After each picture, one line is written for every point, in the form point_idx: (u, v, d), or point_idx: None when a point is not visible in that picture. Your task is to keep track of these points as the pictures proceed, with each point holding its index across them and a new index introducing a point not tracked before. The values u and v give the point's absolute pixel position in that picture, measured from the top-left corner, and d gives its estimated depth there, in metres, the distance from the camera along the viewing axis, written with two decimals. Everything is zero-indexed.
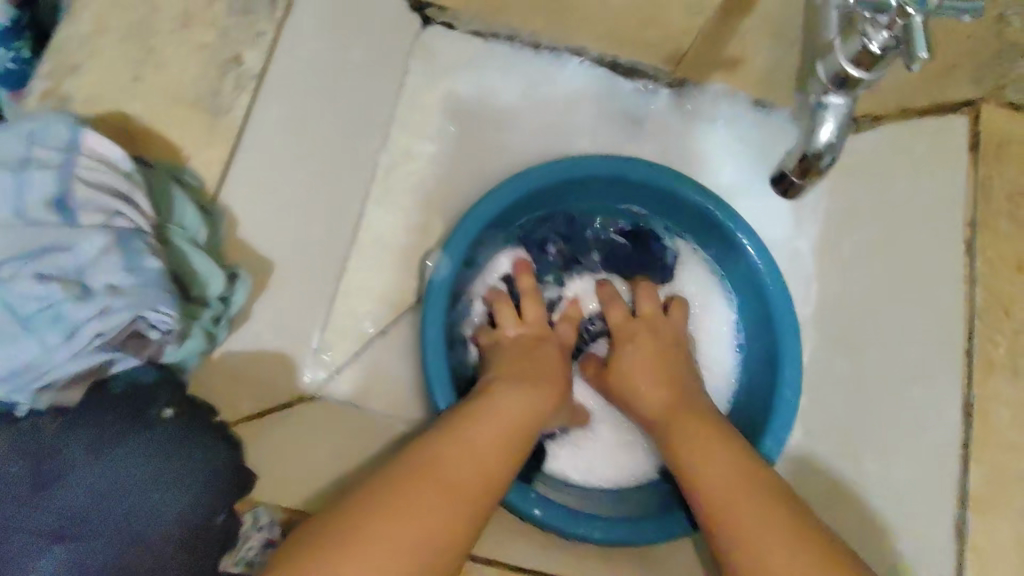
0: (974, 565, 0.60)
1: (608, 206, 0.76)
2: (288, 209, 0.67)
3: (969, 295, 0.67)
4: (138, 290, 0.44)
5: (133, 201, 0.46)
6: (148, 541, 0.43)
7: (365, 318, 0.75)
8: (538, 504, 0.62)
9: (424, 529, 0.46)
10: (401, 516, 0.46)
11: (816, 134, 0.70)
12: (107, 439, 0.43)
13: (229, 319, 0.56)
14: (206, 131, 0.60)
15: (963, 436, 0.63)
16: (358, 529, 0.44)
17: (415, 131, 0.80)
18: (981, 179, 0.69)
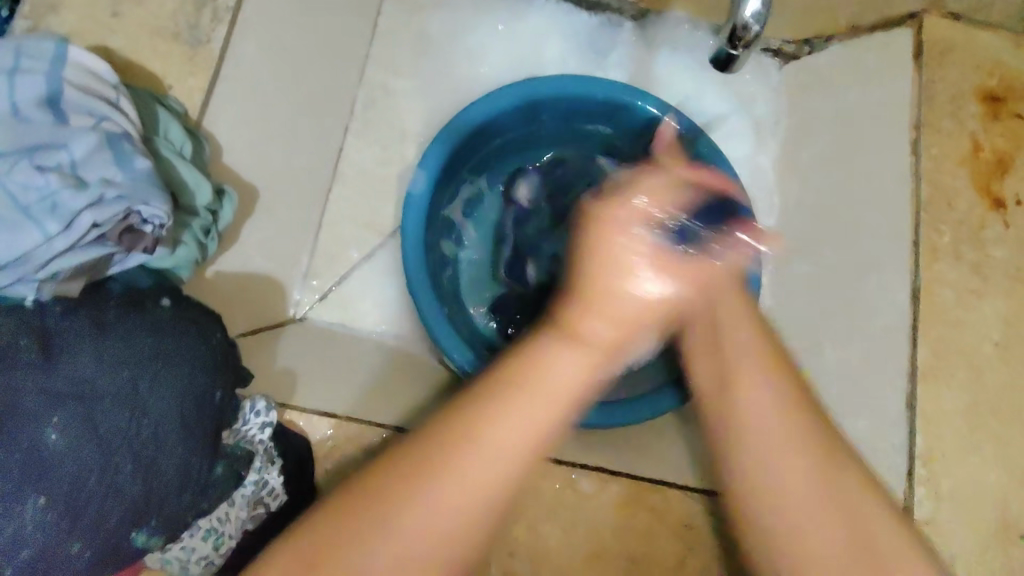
0: (924, 430, 0.65)
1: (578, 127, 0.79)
2: (270, 138, 0.70)
3: (915, 188, 0.72)
4: (131, 186, 0.48)
5: (118, 108, 0.50)
6: (154, 405, 0.45)
7: (349, 245, 0.77)
8: None
9: (531, 435, 0.41)
10: (527, 411, 0.41)
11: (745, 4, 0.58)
12: (110, 322, 0.46)
13: (219, 235, 0.60)
14: (188, 63, 0.64)
15: (911, 316, 0.69)
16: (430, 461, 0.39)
17: (389, 68, 0.83)
18: (924, 83, 0.75)
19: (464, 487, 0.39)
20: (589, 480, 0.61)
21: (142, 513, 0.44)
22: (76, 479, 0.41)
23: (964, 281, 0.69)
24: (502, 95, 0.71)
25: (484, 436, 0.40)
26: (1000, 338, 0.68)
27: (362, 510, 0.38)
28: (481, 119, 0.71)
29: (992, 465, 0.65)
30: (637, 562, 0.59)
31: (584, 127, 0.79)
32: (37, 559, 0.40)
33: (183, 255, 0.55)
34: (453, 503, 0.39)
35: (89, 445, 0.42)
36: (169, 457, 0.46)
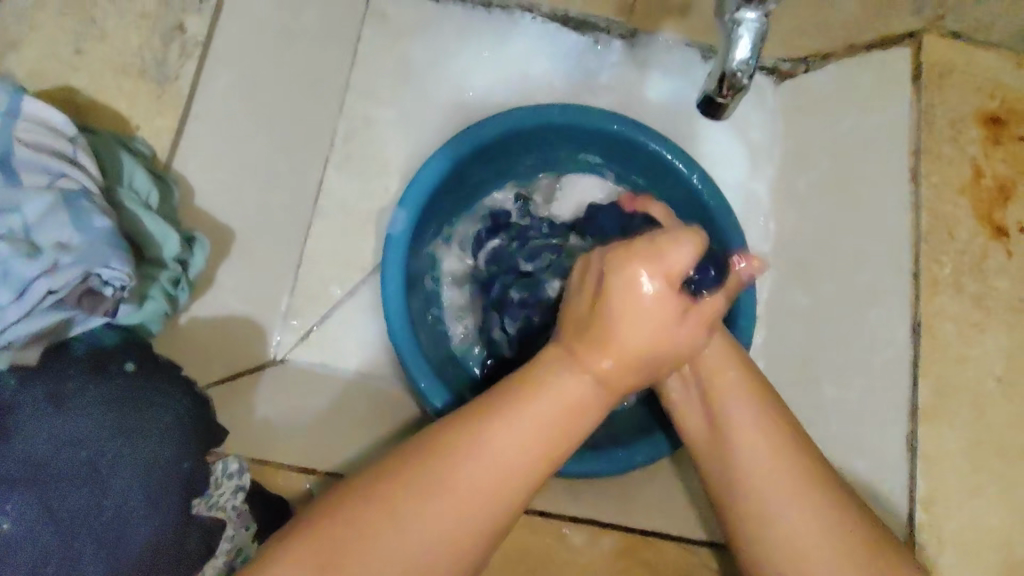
0: (926, 473, 0.63)
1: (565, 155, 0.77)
2: (247, 174, 0.68)
3: (915, 218, 0.69)
4: (88, 249, 0.45)
5: (76, 163, 0.48)
6: (118, 472, 0.43)
7: (330, 282, 0.75)
8: None
9: (518, 457, 0.42)
10: (508, 440, 0.42)
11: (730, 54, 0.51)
12: (69, 392, 0.44)
13: (190, 282, 0.57)
14: (154, 100, 0.61)
15: (912, 353, 0.66)
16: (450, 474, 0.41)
17: (370, 95, 0.80)
18: (924, 106, 0.72)
19: (467, 497, 0.41)
20: (581, 533, 0.58)
21: None
22: (41, 557, 0.40)
23: (966, 315, 0.67)
24: (497, 124, 0.69)
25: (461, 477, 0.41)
26: (1002, 372, 0.66)
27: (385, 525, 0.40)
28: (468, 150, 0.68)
29: (994, 506, 0.63)
30: None
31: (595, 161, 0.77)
32: None
33: (151, 309, 0.52)
34: (443, 522, 0.40)
35: (49, 528, 0.41)
36: (139, 527, 0.43)
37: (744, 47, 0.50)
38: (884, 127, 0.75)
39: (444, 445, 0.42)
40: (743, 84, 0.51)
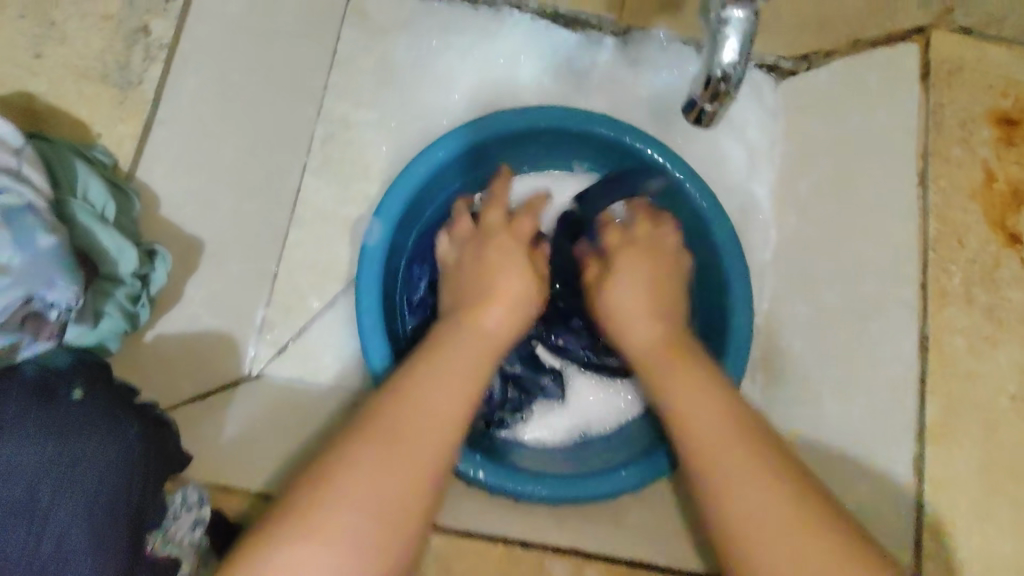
0: (934, 495, 0.60)
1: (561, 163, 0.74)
2: (219, 181, 0.65)
3: (922, 225, 0.66)
4: (30, 272, 0.42)
5: (20, 176, 0.44)
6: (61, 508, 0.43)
7: (308, 295, 0.72)
8: (478, 468, 0.60)
9: (446, 416, 0.49)
10: (439, 396, 0.50)
11: (715, 54, 0.48)
12: (8, 420, 0.43)
13: (152, 300, 0.54)
14: (116, 107, 0.58)
15: (919, 368, 0.63)
16: (377, 432, 0.47)
17: (351, 98, 0.77)
18: (931, 106, 0.68)
19: (410, 448, 0.47)
20: (563, 565, 0.54)
21: None
22: None
23: (977, 329, 0.63)
24: (494, 122, 0.66)
25: (384, 433, 0.47)
26: (1017, 388, 0.62)
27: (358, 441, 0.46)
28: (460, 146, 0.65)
29: (1009, 533, 0.59)
30: None
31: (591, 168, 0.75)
32: None
33: (106, 328, 0.50)
34: (430, 445, 0.47)
35: None
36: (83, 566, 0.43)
37: (732, 47, 0.47)
38: (893, 128, 0.71)
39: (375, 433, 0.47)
40: (732, 89, 0.50)
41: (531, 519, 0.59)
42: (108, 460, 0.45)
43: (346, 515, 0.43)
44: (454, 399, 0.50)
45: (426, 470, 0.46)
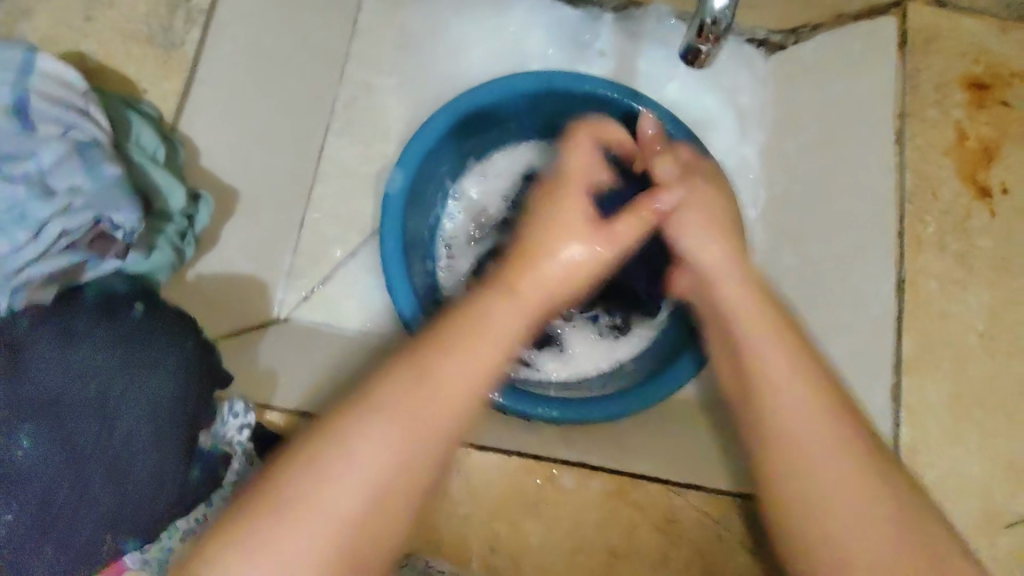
0: (908, 420, 0.66)
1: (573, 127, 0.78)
2: (252, 139, 0.71)
3: (899, 179, 0.71)
4: (97, 197, 0.46)
5: (88, 114, 0.48)
6: (133, 408, 0.44)
7: (333, 244, 0.79)
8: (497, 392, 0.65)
9: (431, 421, 0.46)
10: (447, 370, 0.47)
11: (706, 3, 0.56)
12: (78, 329, 0.44)
13: (196, 238, 0.60)
14: (161, 67, 0.62)
15: (896, 308, 0.68)
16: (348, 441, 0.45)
17: (371, 65, 0.84)
18: (909, 71, 0.74)
19: (373, 461, 0.44)
20: (571, 474, 0.61)
21: (113, 525, 0.43)
22: (55, 492, 0.42)
23: (949, 273, 0.69)
24: (478, 92, 0.70)
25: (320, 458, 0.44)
26: (985, 325, 0.68)
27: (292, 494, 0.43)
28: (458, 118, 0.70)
29: (975, 454, 0.66)
30: (619, 557, 0.60)
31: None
32: (74, 554, 0.43)
33: (161, 260, 0.54)
34: (387, 468, 0.45)
35: (59, 455, 0.42)
36: (166, 452, 0.45)
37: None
38: (872, 91, 0.76)
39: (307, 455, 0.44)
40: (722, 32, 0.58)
41: (540, 439, 0.65)
42: (171, 387, 0.46)
43: (294, 543, 0.42)
44: (477, 357, 0.49)
45: (395, 476, 0.45)
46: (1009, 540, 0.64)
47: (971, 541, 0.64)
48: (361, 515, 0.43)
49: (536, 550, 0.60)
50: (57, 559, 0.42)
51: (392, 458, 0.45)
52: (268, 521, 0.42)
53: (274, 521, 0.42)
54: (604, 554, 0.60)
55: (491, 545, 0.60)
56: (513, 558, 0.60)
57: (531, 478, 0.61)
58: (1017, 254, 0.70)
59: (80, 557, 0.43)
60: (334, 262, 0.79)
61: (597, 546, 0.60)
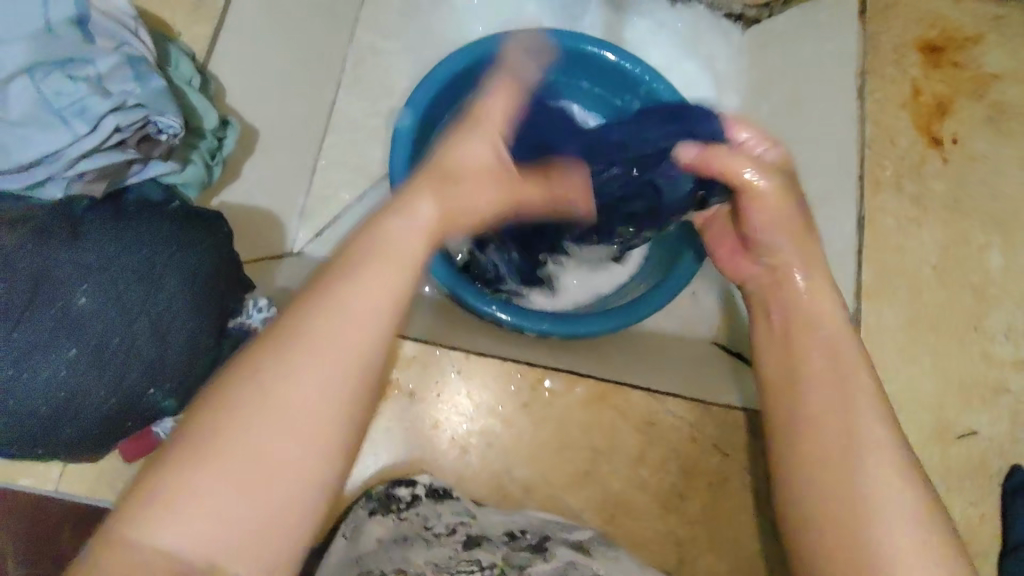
0: (868, 340, 0.71)
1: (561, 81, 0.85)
2: (271, 84, 0.77)
3: (860, 128, 0.78)
4: (146, 100, 0.53)
5: (137, 36, 0.56)
6: (175, 279, 0.50)
7: (340, 189, 0.86)
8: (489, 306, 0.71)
9: (362, 343, 0.38)
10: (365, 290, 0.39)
11: None
12: (129, 213, 0.51)
13: (222, 162, 0.66)
14: (193, 13, 0.68)
15: (857, 241, 0.75)
16: (266, 374, 0.36)
17: (377, 31, 0.91)
18: (869, 34, 0.81)
19: (301, 398, 0.36)
20: (559, 379, 0.65)
21: (154, 378, 0.49)
22: (105, 344, 0.46)
23: (904, 211, 0.76)
24: (476, 46, 0.77)
25: (238, 398, 0.35)
26: (938, 261, 0.74)
27: (208, 444, 0.34)
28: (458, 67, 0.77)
29: (930, 372, 0.70)
30: (601, 452, 0.64)
31: (576, 82, 0.85)
32: (119, 403, 0.47)
33: (192, 176, 0.61)
34: (307, 408, 0.36)
35: (113, 309, 0.47)
36: (201, 321, 0.51)
37: None
38: (837, 53, 0.83)
39: (222, 395, 0.35)
40: None
41: (533, 350, 0.70)
42: (204, 267, 0.52)
43: (218, 485, 0.33)
44: (393, 271, 0.41)
45: (329, 411, 0.36)
46: (960, 452, 0.68)
47: (927, 449, 0.68)
48: (300, 452, 0.35)
49: (525, 449, 0.64)
50: (104, 405, 0.47)
51: (326, 389, 0.36)
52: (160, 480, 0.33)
53: (189, 470, 0.33)
54: (588, 454, 0.64)
55: (486, 442, 0.64)
56: (504, 457, 0.64)
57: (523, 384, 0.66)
58: (966, 196, 0.76)
59: (123, 408, 0.48)
60: (340, 205, 0.86)
61: (580, 448, 0.65)
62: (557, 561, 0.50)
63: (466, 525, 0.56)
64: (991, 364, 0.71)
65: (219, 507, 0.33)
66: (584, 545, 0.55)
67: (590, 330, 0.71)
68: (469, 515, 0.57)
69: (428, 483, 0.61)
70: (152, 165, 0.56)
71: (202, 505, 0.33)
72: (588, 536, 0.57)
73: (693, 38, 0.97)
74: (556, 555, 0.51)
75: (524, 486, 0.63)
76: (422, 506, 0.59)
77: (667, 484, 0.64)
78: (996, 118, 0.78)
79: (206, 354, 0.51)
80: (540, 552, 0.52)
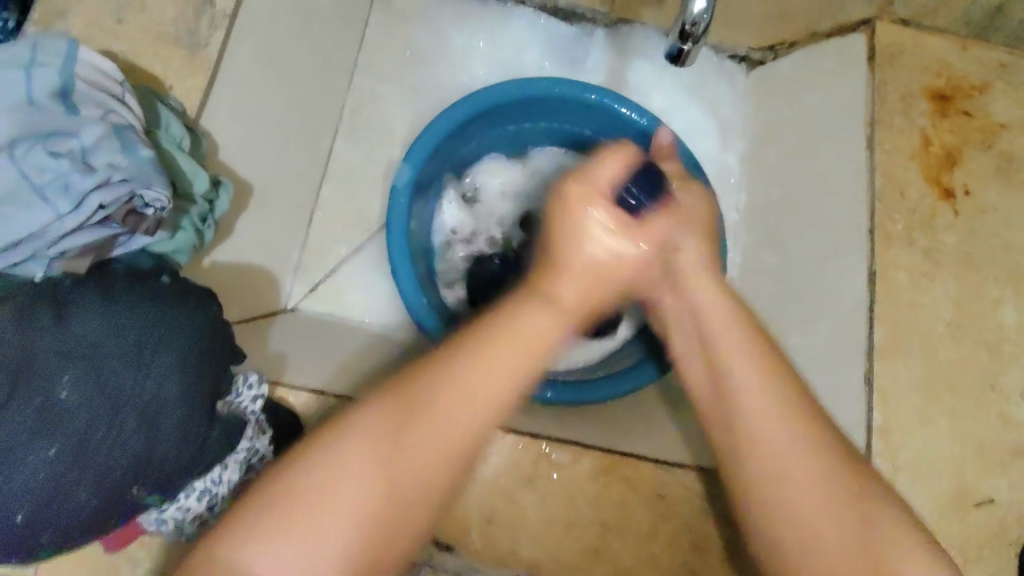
0: (882, 404, 0.69)
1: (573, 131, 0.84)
2: (267, 137, 0.75)
3: (870, 179, 0.75)
4: (132, 172, 0.50)
5: (124, 101, 0.54)
6: (164, 364, 0.46)
7: (338, 241, 0.84)
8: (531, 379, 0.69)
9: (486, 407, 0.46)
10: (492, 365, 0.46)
11: None
12: (118, 291, 0.48)
13: (214, 223, 0.64)
14: (186, 64, 0.65)
15: (868, 298, 0.72)
16: (393, 437, 0.44)
17: (375, 75, 0.89)
18: (877, 83, 0.78)
19: (417, 452, 0.44)
20: (563, 452, 0.63)
21: (140, 475, 0.45)
22: (89, 437, 0.43)
23: (917, 266, 0.73)
24: (480, 97, 0.75)
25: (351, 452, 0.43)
26: (952, 316, 0.72)
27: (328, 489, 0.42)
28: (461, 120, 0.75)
29: (947, 437, 0.68)
30: (611, 528, 0.62)
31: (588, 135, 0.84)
32: (103, 502, 0.44)
33: (182, 243, 0.58)
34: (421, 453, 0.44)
35: (97, 401, 0.44)
36: (191, 406, 0.48)
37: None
38: (844, 102, 0.81)
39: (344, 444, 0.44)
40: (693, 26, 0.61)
41: (538, 418, 0.68)
42: (194, 348, 0.48)
43: (335, 523, 0.42)
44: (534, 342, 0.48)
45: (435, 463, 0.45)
46: (979, 520, 0.66)
47: (945, 518, 0.66)
48: (411, 495, 0.44)
49: (530, 526, 0.62)
50: (87, 505, 0.44)
51: (442, 451, 0.45)
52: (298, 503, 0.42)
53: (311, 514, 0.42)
54: (595, 529, 0.62)
55: (488, 519, 0.62)
56: (508, 533, 0.62)
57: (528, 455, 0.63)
58: (980, 251, 0.73)
59: (108, 505, 0.45)
60: (338, 257, 0.83)
61: (587, 524, 0.62)
62: None
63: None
64: (1008, 425, 0.68)
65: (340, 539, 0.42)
66: None
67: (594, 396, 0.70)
68: None
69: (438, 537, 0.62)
70: (138, 237, 0.53)
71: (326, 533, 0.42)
72: None
73: (697, 81, 0.96)
74: None
75: (531, 565, 0.61)
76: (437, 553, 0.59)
77: (678, 561, 0.61)
78: (1004, 168, 0.75)
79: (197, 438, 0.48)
80: None
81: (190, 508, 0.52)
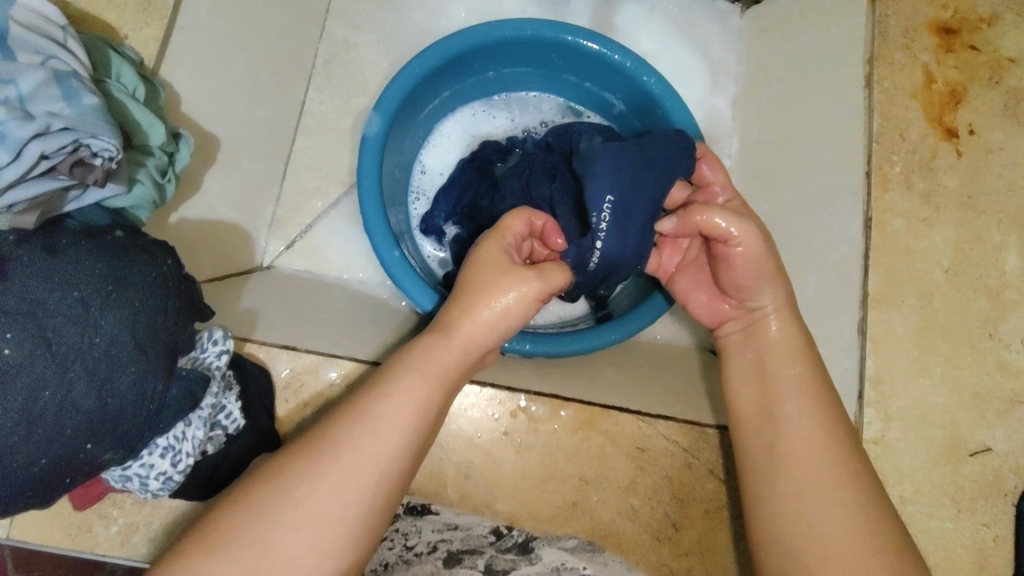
0: (874, 353, 0.66)
1: (558, 73, 0.80)
2: (234, 91, 0.72)
3: (866, 121, 0.71)
4: (72, 120, 0.48)
5: (66, 47, 0.51)
6: (114, 322, 0.45)
7: (312, 195, 0.82)
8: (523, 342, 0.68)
9: (418, 415, 0.49)
10: (428, 381, 0.51)
11: None
12: (61, 246, 0.45)
13: (175, 176, 0.62)
14: (142, 13, 0.59)
15: (863, 245, 0.69)
16: (324, 445, 0.47)
17: (348, 21, 0.86)
18: (877, 17, 0.72)
19: (351, 466, 0.46)
20: (541, 405, 0.62)
21: (92, 434, 0.44)
22: (35, 397, 0.42)
23: (915, 211, 0.68)
24: (452, 42, 0.72)
25: (293, 468, 0.46)
26: (952, 262, 0.67)
27: (265, 505, 0.44)
28: (430, 69, 0.72)
29: (941, 386, 0.65)
30: (589, 482, 0.61)
31: (568, 78, 0.80)
32: (55, 461, 0.43)
33: (138, 196, 0.56)
34: (358, 474, 0.46)
35: (42, 360, 0.42)
36: (145, 363, 0.46)
37: None
38: (844, 38, 0.76)
39: (285, 462, 0.46)
40: None
41: (516, 373, 0.67)
42: (142, 303, 0.47)
43: (268, 537, 0.43)
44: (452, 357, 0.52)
45: (374, 470, 0.47)
46: (972, 470, 0.64)
47: (937, 467, 0.64)
48: (347, 509, 0.45)
49: (506, 482, 0.61)
50: (34, 465, 0.42)
51: (378, 455, 0.47)
52: (234, 524, 0.43)
53: (250, 522, 0.43)
54: (573, 484, 0.61)
55: (465, 473, 0.62)
56: (485, 488, 0.61)
57: (506, 411, 0.62)
58: (982, 192, 0.68)
59: (60, 463, 0.44)
60: (314, 211, 0.82)
61: (565, 479, 0.61)
62: (544, 562, 0.50)
63: (446, 540, 0.53)
64: (1006, 374, 0.65)
65: (272, 547, 0.43)
66: (568, 548, 0.55)
67: (579, 348, 0.69)
68: (451, 524, 0.56)
69: (406, 500, 0.60)
70: (91, 191, 0.51)
71: (260, 540, 0.43)
72: (575, 545, 0.57)
73: (687, 23, 0.92)
74: (541, 556, 0.52)
75: (508, 519, 0.61)
76: (400, 522, 0.58)
77: (658, 512, 0.61)
78: (1012, 107, 0.69)
79: (150, 398, 0.47)
80: (527, 552, 0.53)
81: (154, 465, 0.51)
